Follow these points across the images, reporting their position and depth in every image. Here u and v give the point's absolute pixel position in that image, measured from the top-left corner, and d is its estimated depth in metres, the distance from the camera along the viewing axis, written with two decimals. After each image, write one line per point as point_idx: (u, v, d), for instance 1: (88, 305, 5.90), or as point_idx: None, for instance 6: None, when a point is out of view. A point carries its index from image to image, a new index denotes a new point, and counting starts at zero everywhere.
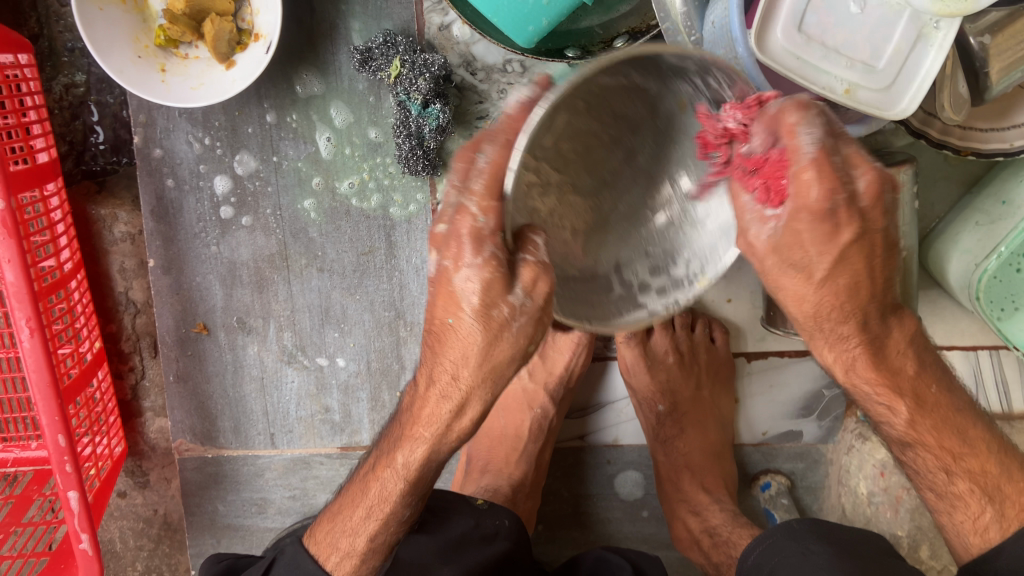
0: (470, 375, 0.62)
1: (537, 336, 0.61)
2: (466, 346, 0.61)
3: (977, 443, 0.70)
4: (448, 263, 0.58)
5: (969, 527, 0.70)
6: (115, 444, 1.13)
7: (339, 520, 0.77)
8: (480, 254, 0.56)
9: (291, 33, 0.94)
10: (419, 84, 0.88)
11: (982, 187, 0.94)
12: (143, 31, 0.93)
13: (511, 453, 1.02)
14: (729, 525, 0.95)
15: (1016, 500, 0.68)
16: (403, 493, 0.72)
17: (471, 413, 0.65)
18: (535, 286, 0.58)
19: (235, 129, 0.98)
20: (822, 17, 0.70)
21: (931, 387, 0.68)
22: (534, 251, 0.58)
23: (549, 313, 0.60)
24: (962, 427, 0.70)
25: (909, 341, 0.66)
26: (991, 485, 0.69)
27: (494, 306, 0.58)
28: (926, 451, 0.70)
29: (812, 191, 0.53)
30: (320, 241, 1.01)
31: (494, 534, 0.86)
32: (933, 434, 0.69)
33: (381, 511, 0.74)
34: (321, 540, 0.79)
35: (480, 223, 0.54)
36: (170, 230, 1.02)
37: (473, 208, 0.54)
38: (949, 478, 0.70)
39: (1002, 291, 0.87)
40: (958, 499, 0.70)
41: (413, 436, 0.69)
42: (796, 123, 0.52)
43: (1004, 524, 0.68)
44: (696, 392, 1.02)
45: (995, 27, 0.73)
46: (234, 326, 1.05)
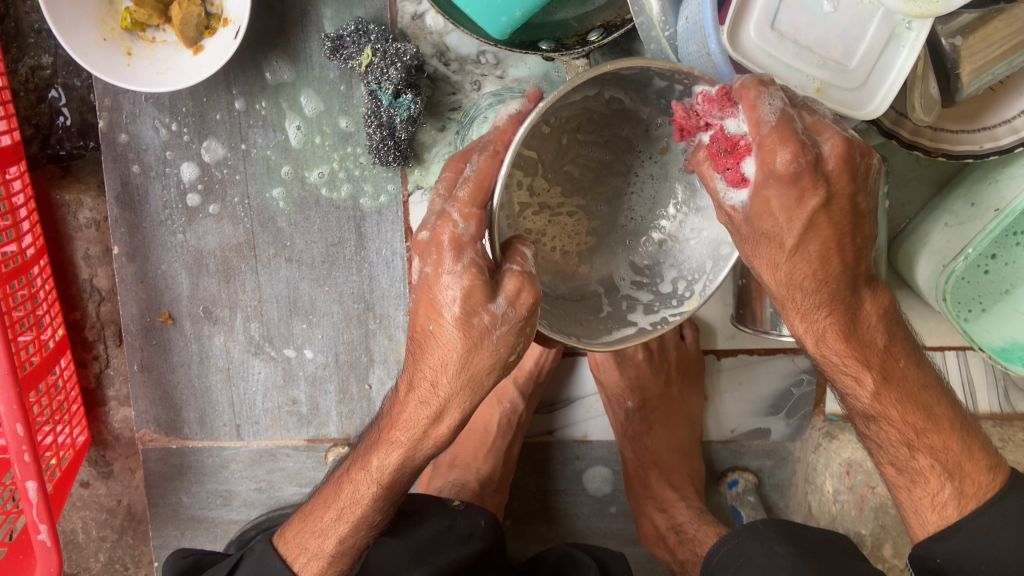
0: (450, 383, 0.62)
1: (520, 345, 0.61)
2: (446, 353, 0.60)
3: (952, 441, 0.69)
4: (430, 270, 0.58)
5: (926, 504, 0.69)
6: (77, 433, 1.11)
7: (311, 520, 0.77)
8: (460, 262, 0.57)
9: (261, 19, 0.93)
10: (391, 73, 0.86)
11: (952, 189, 0.94)
12: (108, 13, 0.90)
13: (480, 447, 1.02)
14: (695, 522, 0.95)
15: (975, 478, 0.68)
16: (374, 497, 0.71)
17: (449, 420, 0.64)
18: (519, 296, 0.57)
19: (202, 116, 0.96)
20: (795, 14, 0.70)
21: (900, 362, 0.68)
22: (520, 261, 0.58)
23: (532, 323, 0.59)
24: (927, 403, 0.69)
25: (881, 315, 0.66)
26: (952, 462, 0.68)
27: (474, 314, 0.58)
28: (890, 426, 0.69)
29: (776, 158, 0.55)
30: (289, 231, 1.00)
31: (467, 535, 0.85)
32: (898, 407, 0.68)
33: (352, 514, 0.73)
34: (291, 538, 0.78)
35: (461, 230, 0.56)
36: (135, 217, 1.00)
37: (455, 214, 0.56)
38: (910, 453, 0.69)
39: (969, 292, 0.92)
40: (919, 474, 0.69)
41: (390, 440, 0.68)
42: (756, 97, 0.55)
43: (963, 501, 0.67)
44: (665, 388, 1.02)
45: (967, 29, 0.74)
46: (200, 315, 1.04)
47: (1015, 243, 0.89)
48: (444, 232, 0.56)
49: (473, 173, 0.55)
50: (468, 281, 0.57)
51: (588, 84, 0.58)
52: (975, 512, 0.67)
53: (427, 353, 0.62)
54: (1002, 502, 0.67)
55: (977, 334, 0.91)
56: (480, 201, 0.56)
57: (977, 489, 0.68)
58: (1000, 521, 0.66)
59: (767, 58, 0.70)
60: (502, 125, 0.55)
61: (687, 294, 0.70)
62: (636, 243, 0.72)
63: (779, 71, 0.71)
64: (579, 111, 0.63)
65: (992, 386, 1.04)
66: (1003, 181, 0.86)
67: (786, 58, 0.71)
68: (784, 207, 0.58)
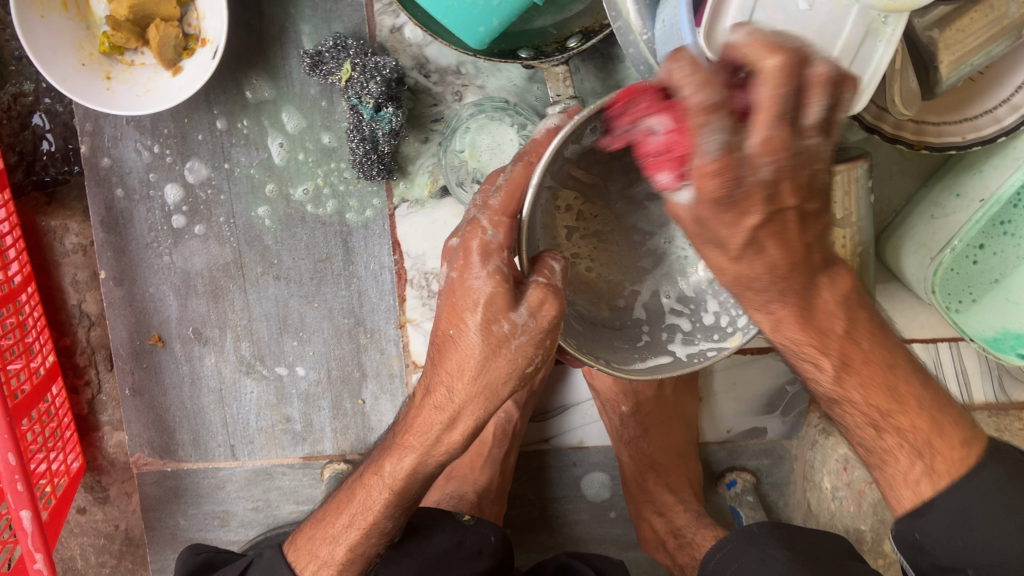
0: (464, 389, 0.59)
1: (538, 356, 0.59)
2: (463, 359, 0.59)
3: (921, 417, 0.59)
4: (456, 275, 0.59)
5: (899, 481, 0.61)
6: (72, 460, 1.11)
7: (321, 528, 0.76)
8: (486, 268, 0.57)
9: (239, 37, 0.93)
10: (371, 88, 0.86)
11: (937, 181, 0.94)
12: (86, 38, 0.90)
13: (475, 458, 1.01)
14: (693, 526, 0.95)
15: (948, 455, 0.59)
16: (386, 503, 0.70)
17: (462, 428, 0.62)
18: (541, 307, 0.56)
19: (184, 137, 0.96)
20: (771, 14, 0.70)
21: (863, 344, 0.59)
22: (548, 274, 0.58)
23: (555, 335, 0.58)
24: (893, 382, 0.59)
25: (841, 301, 0.57)
26: (922, 440, 0.59)
27: (494, 322, 0.57)
28: (853, 408, 0.61)
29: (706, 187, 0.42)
30: (275, 249, 0.99)
31: (476, 551, 0.85)
32: (859, 390, 0.60)
33: (364, 519, 0.72)
34: (302, 547, 0.78)
35: (490, 237, 0.57)
36: (120, 241, 1.00)
37: (484, 221, 0.57)
38: (877, 434, 0.61)
39: (960, 283, 0.94)
40: (887, 452, 0.61)
41: (403, 444, 0.67)
42: (700, 123, 0.39)
43: (935, 477, 0.59)
44: (659, 391, 1.01)
45: (943, 22, 0.74)
46: (190, 337, 1.03)
47: (1003, 233, 0.91)
48: (473, 239, 0.57)
49: (505, 181, 0.57)
50: (492, 288, 0.56)
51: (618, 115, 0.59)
52: (948, 490, 0.58)
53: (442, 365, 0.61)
54: (977, 478, 0.58)
55: (969, 325, 0.94)
56: (512, 209, 0.57)
57: (949, 466, 0.59)
58: (982, 489, 0.58)
59: None
60: (538, 139, 0.59)
61: (729, 330, 0.68)
62: (686, 272, 0.72)
63: None
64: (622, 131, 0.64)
65: (986, 376, 1.04)
66: (988, 172, 0.85)
67: None
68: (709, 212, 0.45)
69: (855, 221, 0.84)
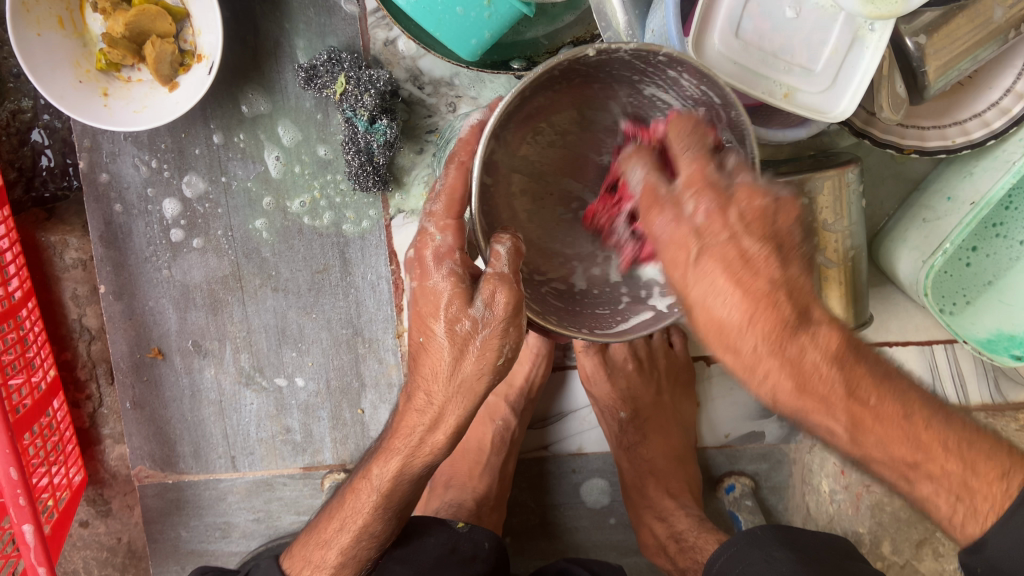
0: (443, 391, 0.62)
1: (508, 349, 0.60)
2: (436, 363, 0.61)
3: (951, 459, 0.56)
4: (418, 284, 0.61)
5: (949, 525, 0.58)
6: (74, 473, 1.11)
7: (314, 534, 0.77)
8: (441, 272, 0.60)
9: (234, 53, 0.94)
10: (366, 100, 0.87)
11: (928, 185, 0.95)
12: (83, 55, 0.92)
13: (475, 466, 1.01)
14: (695, 530, 0.95)
15: (988, 492, 0.56)
16: (374, 506, 0.72)
17: (446, 429, 0.64)
18: (494, 300, 0.57)
19: (181, 151, 0.97)
20: (757, 22, 0.72)
21: (870, 399, 0.55)
22: (494, 260, 0.56)
23: (519, 322, 0.58)
24: (911, 429, 0.56)
25: (832, 358, 0.54)
26: (958, 483, 0.56)
27: (456, 322, 0.59)
28: (879, 464, 0.57)
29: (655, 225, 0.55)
30: (273, 261, 1.00)
31: (470, 557, 0.85)
32: (880, 448, 0.56)
33: (353, 523, 0.74)
34: (296, 554, 0.78)
35: (439, 242, 0.60)
36: (120, 255, 1.00)
37: (431, 228, 0.60)
38: (911, 485, 0.58)
39: (953, 285, 0.95)
40: (926, 500, 0.58)
41: (390, 448, 0.69)
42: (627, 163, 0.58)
43: (981, 519, 0.56)
44: (657, 397, 1.02)
45: (930, 28, 0.74)
46: (189, 349, 1.04)
47: (994, 235, 0.93)
48: (424, 247, 0.60)
49: (442, 186, 0.59)
50: (449, 287, 0.59)
51: (555, 72, 0.58)
52: (998, 527, 0.55)
53: (425, 369, 0.62)
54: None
55: (962, 327, 0.95)
56: (454, 210, 0.60)
57: (994, 503, 0.56)
58: None
59: (733, 66, 0.73)
60: (464, 137, 0.60)
61: None
62: None
63: (746, 78, 0.73)
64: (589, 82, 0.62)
65: (981, 377, 1.04)
66: (978, 175, 0.86)
67: (753, 65, 0.73)
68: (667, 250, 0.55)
69: (848, 225, 0.85)
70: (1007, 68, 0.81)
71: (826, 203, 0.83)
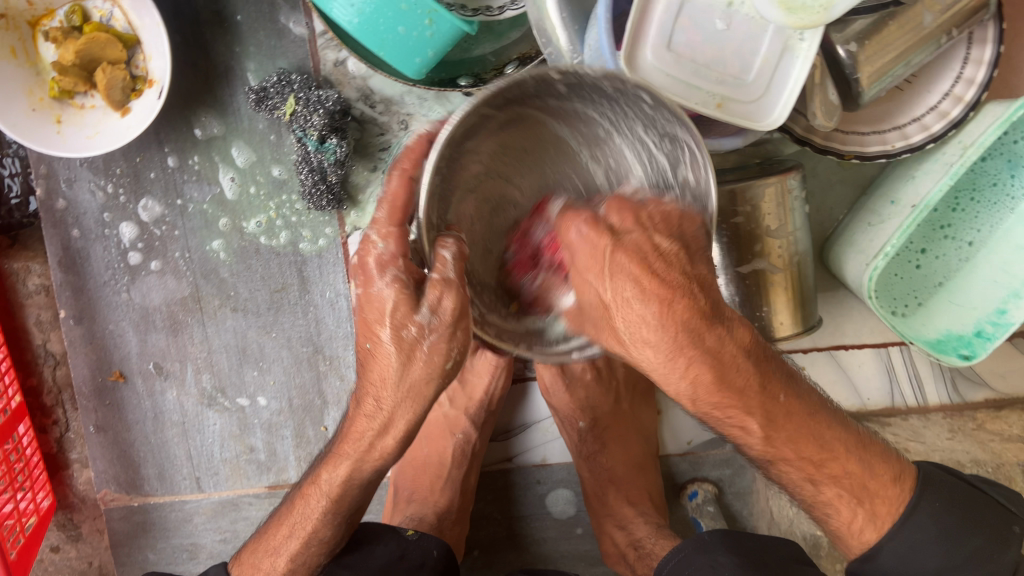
0: (391, 397, 0.62)
1: (456, 351, 0.60)
2: (384, 368, 0.61)
3: (852, 464, 0.71)
4: (362, 290, 0.61)
5: (846, 531, 0.72)
6: (41, 499, 1.12)
7: (263, 542, 0.78)
8: (385, 277, 0.59)
9: (186, 77, 0.95)
10: (314, 120, 0.89)
11: (874, 188, 0.96)
12: (36, 84, 0.93)
13: (436, 480, 1.02)
14: (652, 537, 0.96)
15: (885, 496, 0.71)
16: (324, 511, 0.72)
17: (395, 434, 0.64)
18: (440, 303, 0.58)
19: (137, 175, 0.98)
20: (689, 34, 0.73)
21: (778, 398, 0.67)
22: (440, 266, 0.58)
23: (464, 326, 0.59)
24: (818, 433, 0.69)
25: (749, 354, 0.64)
26: (858, 485, 0.71)
27: (401, 327, 0.59)
28: (789, 465, 0.70)
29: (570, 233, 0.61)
30: (231, 281, 1.01)
31: (418, 566, 0.84)
32: (790, 446, 0.69)
33: (302, 529, 0.74)
34: (245, 560, 0.79)
35: (381, 249, 0.59)
36: (79, 280, 1.01)
37: (373, 235, 0.60)
38: (816, 487, 0.71)
39: (904, 287, 0.96)
40: (829, 504, 0.72)
41: (339, 453, 0.69)
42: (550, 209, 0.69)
43: (878, 523, 0.71)
44: (616, 405, 1.03)
45: (860, 36, 0.75)
46: (151, 372, 1.05)
47: (943, 237, 0.94)
48: (367, 254, 0.60)
49: (385, 193, 0.60)
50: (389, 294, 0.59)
51: (522, 111, 0.66)
52: (891, 534, 0.71)
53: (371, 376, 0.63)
54: (918, 513, 0.71)
55: (913, 328, 0.95)
56: (396, 218, 0.60)
57: (890, 507, 0.71)
58: (919, 527, 0.71)
59: (665, 77, 0.73)
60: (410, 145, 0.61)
61: None
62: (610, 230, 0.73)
63: (679, 89, 0.74)
64: (541, 151, 0.72)
65: (939, 378, 1.05)
66: (920, 178, 0.87)
67: (686, 76, 0.74)
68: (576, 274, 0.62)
69: (793, 229, 0.86)
70: (946, 70, 0.83)
71: (768, 210, 0.84)
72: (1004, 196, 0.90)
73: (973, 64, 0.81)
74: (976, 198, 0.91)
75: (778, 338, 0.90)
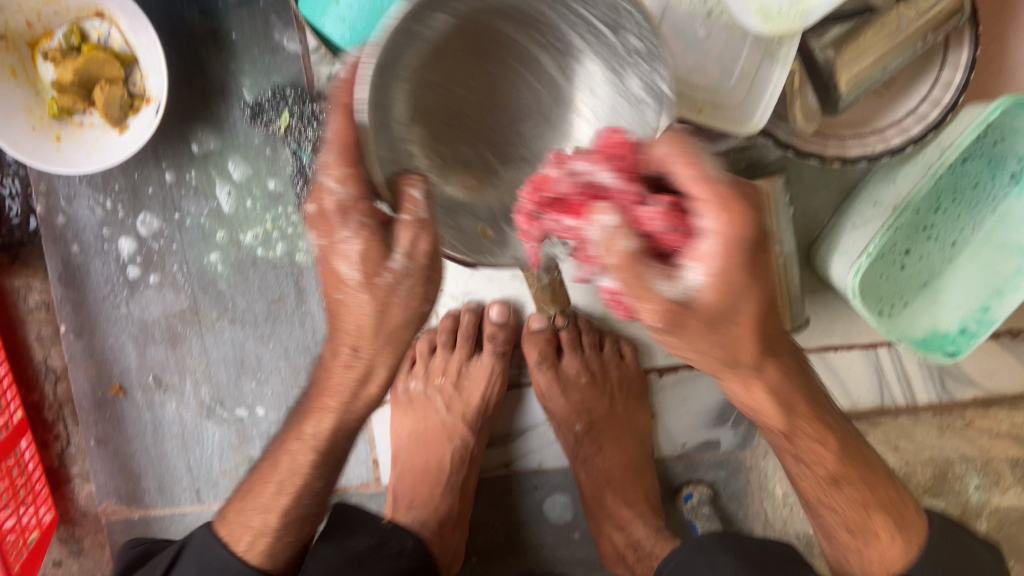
0: (370, 344, 0.63)
1: (430, 294, 0.62)
2: (359, 317, 0.61)
3: (891, 491, 0.74)
4: (325, 241, 0.60)
5: (875, 560, 0.72)
6: (43, 513, 1.13)
7: (249, 499, 0.74)
8: (348, 225, 0.59)
9: (183, 93, 0.97)
10: (309, 133, 0.96)
11: (858, 191, 0.98)
12: (36, 102, 0.95)
13: (435, 486, 1.01)
14: (652, 538, 0.97)
15: (916, 530, 0.73)
16: (312, 464, 0.71)
17: (377, 380, 0.66)
18: (415, 246, 0.59)
19: (135, 191, 1.00)
20: (671, 42, 0.74)
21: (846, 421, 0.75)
22: (412, 208, 0.60)
23: (437, 267, 0.61)
24: (870, 459, 0.74)
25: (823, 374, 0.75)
26: (899, 511, 0.73)
27: (375, 273, 0.59)
28: (853, 487, 0.72)
29: (705, 219, 0.50)
30: (229, 293, 1.03)
31: (395, 553, 0.86)
32: (854, 465, 0.72)
33: (292, 484, 0.72)
34: (232, 519, 0.75)
35: (339, 194, 0.58)
36: (78, 295, 1.03)
37: (329, 180, 0.58)
38: (865, 514, 0.72)
39: (890, 289, 0.96)
40: (871, 532, 0.72)
41: (322, 406, 0.69)
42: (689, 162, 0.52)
43: (908, 548, 0.72)
44: (611, 408, 1.04)
45: (839, 42, 0.78)
46: (151, 385, 1.06)
47: None
48: (326, 199, 0.59)
49: (333, 137, 0.57)
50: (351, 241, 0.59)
51: (462, 15, 0.60)
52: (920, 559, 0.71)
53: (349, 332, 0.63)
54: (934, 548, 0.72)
55: (901, 327, 0.96)
56: (348, 157, 0.57)
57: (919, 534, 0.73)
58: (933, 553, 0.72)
59: None
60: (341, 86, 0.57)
61: None
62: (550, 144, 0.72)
63: None
64: (487, 62, 0.66)
65: (927, 377, 1.07)
66: (901, 180, 0.89)
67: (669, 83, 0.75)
68: (626, 283, 0.50)
69: (778, 231, 0.88)
70: (924, 75, 0.86)
71: None
72: (984, 196, 0.92)
73: (950, 68, 0.84)
74: (956, 199, 0.93)
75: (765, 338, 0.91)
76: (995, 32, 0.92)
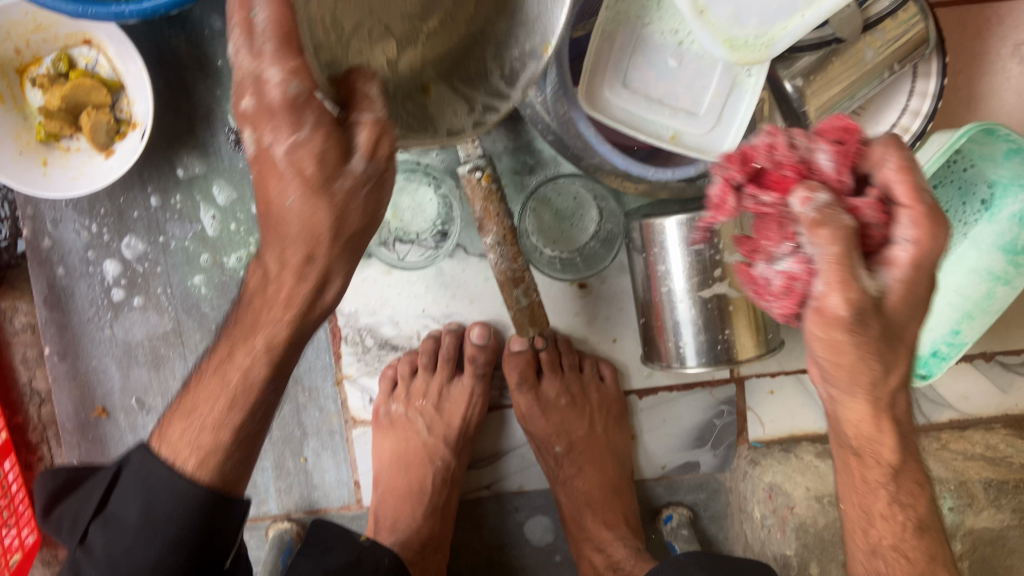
0: (327, 251, 0.59)
1: (384, 202, 0.60)
2: (312, 225, 0.57)
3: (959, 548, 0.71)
4: (265, 140, 0.54)
5: None
6: (27, 534, 1.13)
7: (193, 417, 0.65)
8: (301, 125, 0.53)
9: (168, 119, 0.99)
10: None
11: None
12: (23, 128, 0.97)
13: (417, 507, 1.02)
14: (631, 559, 0.99)
15: None
16: (266, 375, 0.64)
17: (333, 287, 0.62)
18: (376, 148, 0.55)
19: (121, 215, 1.01)
20: (643, 71, 0.76)
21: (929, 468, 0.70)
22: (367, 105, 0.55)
23: (390, 174, 0.58)
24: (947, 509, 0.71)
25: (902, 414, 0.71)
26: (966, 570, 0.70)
27: (333, 177, 0.55)
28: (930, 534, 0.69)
29: (902, 232, 0.53)
30: (213, 315, 1.04)
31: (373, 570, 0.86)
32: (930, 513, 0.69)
33: (243, 400, 0.64)
34: (170, 438, 0.65)
35: (287, 88, 0.51)
36: (63, 317, 1.04)
37: (274, 73, 0.51)
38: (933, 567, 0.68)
39: None
40: None
41: (270, 320, 0.62)
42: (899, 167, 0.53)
43: None
44: (591, 430, 1.05)
45: (806, 72, 0.80)
46: (134, 407, 1.07)
47: None
48: (267, 91, 0.51)
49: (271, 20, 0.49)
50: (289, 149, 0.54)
51: None
52: None
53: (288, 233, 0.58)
54: None
55: None
56: (292, 48, 0.51)
57: None
58: None
59: (622, 112, 0.76)
60: None
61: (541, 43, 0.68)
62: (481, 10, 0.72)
63: (634, 121, 0.77)
64: None
65: None
66: None
67: (642, 112, 0.77)
68: (832, 261, 0.50)
69: None
70: (892, 102, 0.87)
71: None
72: (956, 222, 0.93)
73: (918, 96, 0.85)
74: None
75: (740, 361, 0.92)
76: (963, 62, 0.95)
